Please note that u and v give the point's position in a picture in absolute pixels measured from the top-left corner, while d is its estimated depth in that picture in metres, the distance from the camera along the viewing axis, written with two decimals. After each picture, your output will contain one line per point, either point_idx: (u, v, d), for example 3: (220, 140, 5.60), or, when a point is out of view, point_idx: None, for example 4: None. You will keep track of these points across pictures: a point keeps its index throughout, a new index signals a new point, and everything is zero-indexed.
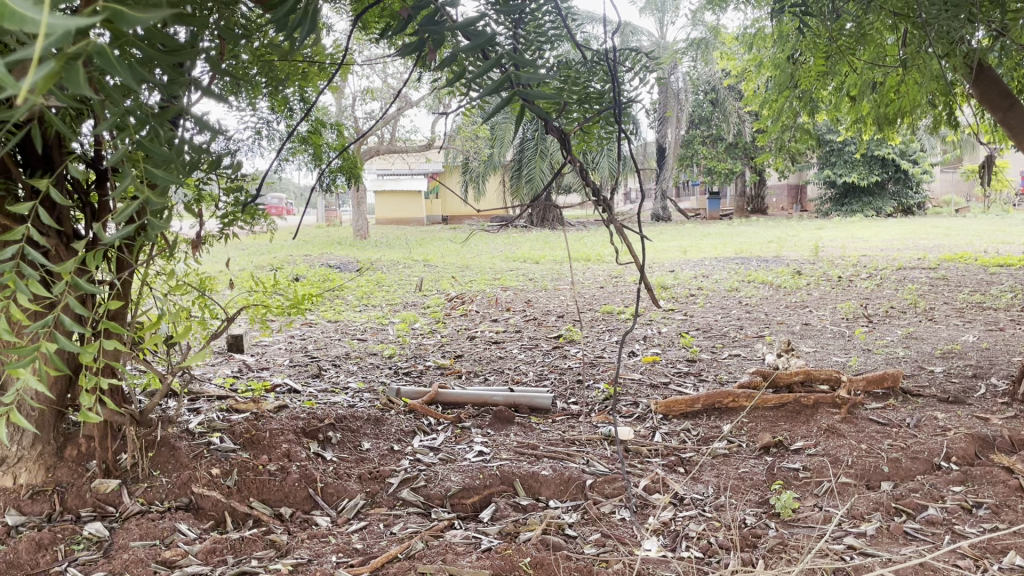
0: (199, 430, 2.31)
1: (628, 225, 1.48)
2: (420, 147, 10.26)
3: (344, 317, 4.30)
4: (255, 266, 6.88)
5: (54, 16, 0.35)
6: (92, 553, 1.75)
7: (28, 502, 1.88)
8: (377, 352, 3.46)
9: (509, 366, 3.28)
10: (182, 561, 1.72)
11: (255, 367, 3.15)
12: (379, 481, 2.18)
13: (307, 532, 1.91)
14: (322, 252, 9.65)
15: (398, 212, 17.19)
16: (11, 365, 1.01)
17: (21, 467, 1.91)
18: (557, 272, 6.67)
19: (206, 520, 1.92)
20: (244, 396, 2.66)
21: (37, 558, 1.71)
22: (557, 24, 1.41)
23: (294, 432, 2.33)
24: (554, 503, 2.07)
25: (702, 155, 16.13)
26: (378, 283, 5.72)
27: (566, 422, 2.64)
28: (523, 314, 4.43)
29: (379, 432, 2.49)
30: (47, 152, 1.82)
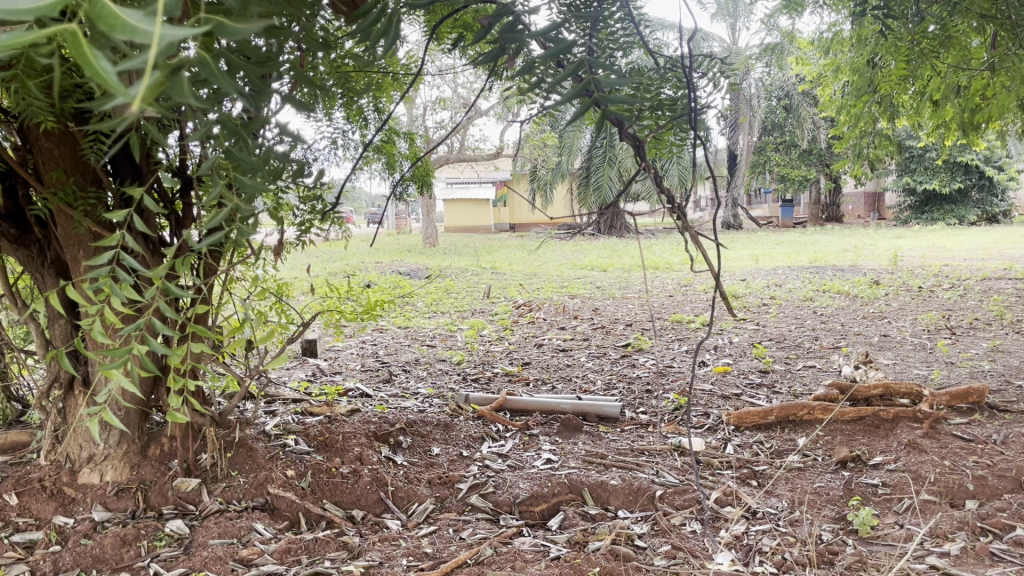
0: (275, 432, 2.37)
1: (704, 234, 1.45)
2: (489, 155, 10.34)
3: (414, 323, 4.36)
4: (327, 273, 7.04)
5: (165, 27, 0.37)
6: (173, 549, 1.81)
7: (114, 498, 1.96)
8: (446, 359, 3.49)
9: (577, 374, 3.27)
10: (259, 560, 1.77)
11: (328, 371, 3.22)
12: (448, 487, 2.19)
13: (378, 535, 1.93)
14: (393, 260, 9.80)
15: (466, 220, 17.32)
16: (105, 366, 1.05)
17: (107, 466, 2.01)
18: (625, 280, 6.63)
19: (281, 520, 1.97)
20: (318, 400, 2.72)
21: (121, 553, 1.78)
22: (629, 32, 1.41)
23: (366, 436, 2.37)
24: (622, 513, 2.05)
25: (775, 162, 15.84)
26: (447, 290, 5.78)
27: (635, 432, 2.62)
28: (591, 321, 4.42)
29: (449, 437, 2.51)
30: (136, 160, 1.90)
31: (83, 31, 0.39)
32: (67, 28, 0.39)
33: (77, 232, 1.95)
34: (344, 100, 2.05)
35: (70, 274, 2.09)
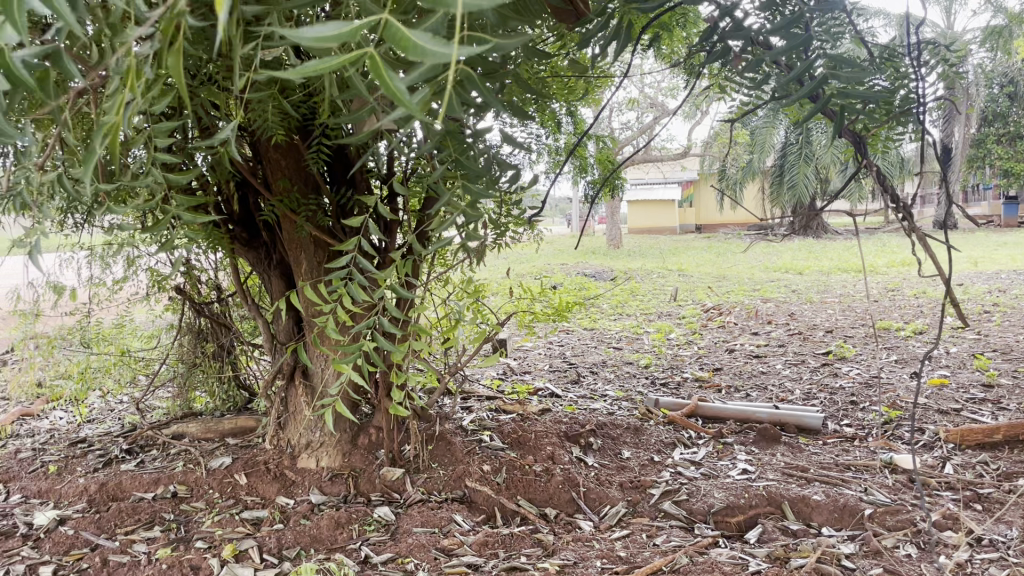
0: (471, 427, 2.46)
1: (933, 236, 1.35)
2: (674, 155, 10.19)
3: (600, 325, 4.37)
4: (514, 274, 7.21)
5: (455, 46, 0.38)
6: (381, 534, 1.92)
7: (329, 483, 2.12)
8: (633, 361, 3.47)
9: (773, 381, 3.14)
10: (458, 551, 1.83)
11: (518, 370, 3.30)
12: (640, 491, 2.17)
13: (572, 535, 1.94)
14: (578, 261, 9.88)
15: (648, 221, 17.15)
16: (341, 361, 1.14)
17: (323, 452, 2.19)
18: (822, 283, 6.29)
19: (478, 513, 2.03)
20: (510, 398, 2.80)
21: (335, 535, 1.91)
22: (848, 21, 1.34)
23: (558, 436, 2.40)
24: (826, 531, 1.94)
25: (994, 155, 14.41)
26: (633, 292, 5.75)
27: (839, 445, 2.47)
28: (787, 327, 4.22)
29: (639, 441, 2.49)
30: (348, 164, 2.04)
31: (380, 54, 0.42)
32: (367, 54, 0.42)
33: (299, 236, 2.12)
34: (540, 104, 2.09)
35: (292, 274, 2.27)
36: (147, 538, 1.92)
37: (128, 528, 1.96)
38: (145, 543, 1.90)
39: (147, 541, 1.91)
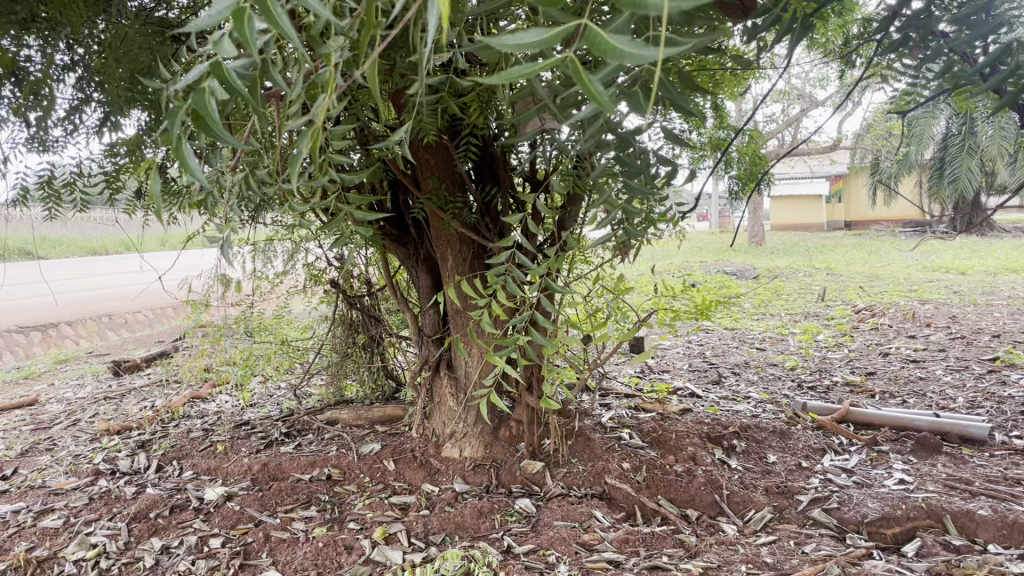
0: (610, 425, 2.46)
1: None
2: (820, 150, 9.75)
3: (742, 325, 4.26)
4: (651, 272, 7.13)
5: (654, 46, 0.39)
6: (523, 526, 1.95)
7: (471, 473, 2.18)
8: (778, 363, 3.37)
9: (932, 388, 2.95)
10: (599, 546, 1.83)
11: (657, 369, 3.27)
12: (787, 497, 2.10)
13: (715, 537, 1.89)
14: (717, 259, 9.65)
15: (791, 218, 16.51)
16: (500, 353, 1.18)
17: (466, 442, 2.25)
18: (988, 285, 5.85)
19: (618, 511, 2.02)
20: (650, 396, 2.78)
21: (478, 523, 1.96)
22: None
23: (699, 436, 2.37)
24: (994, 548, 1.81)
25: None
26: (776, 291, 5.56)
27: (1009, 458, 2.30)
28: (947, 330, 3.96)
29: (786, 445, 2.42)
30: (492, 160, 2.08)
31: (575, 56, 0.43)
32: (563, 57, 0.43)
33: (446, 232, 2.18)
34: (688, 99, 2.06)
35: (438, 269, 2.35)
36: (305, 517, 2.04)
37: (288, 506, 2.09)
38: (303, 521, 2.02)
39: (305, 519, 2.03)
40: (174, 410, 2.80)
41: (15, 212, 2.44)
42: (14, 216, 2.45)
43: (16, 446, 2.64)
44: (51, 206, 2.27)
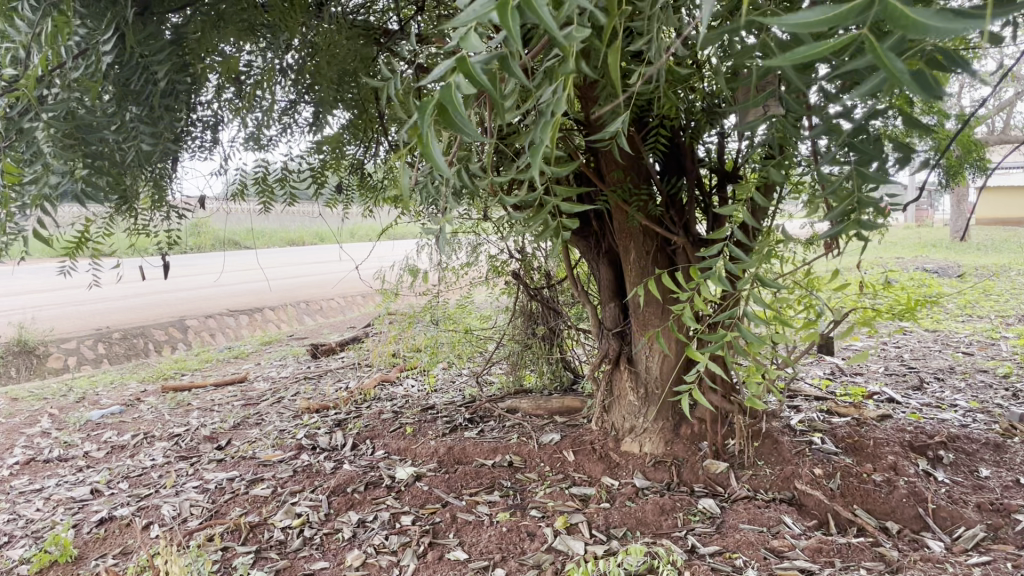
0: (800, 428, 2.36)
1: None
2: None
3: (946, 328, 3.94)
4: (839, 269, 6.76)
5: (956, 17, 0.38)
6: (707, 526, 1.89)
7: (652, 469, 2.15)
8: (989, 369, 3.08)
9: None
10: (790, 554, 1.74)
11: (849, 371, 3.10)
12: (1003, 515, 1.89)
13: (919, 553, 1.73)
14: (914, 255, 8.97)
15: None
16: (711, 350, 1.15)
17: (646, 438, 2.22)
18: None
19: (809, 518, 1.92)
20: (843, 400, 2.63)
21: (660, 521, 1.93)
22: None
23: (900, 445, 2.22)
24: None
25: None
26: (986, 291, 5.10)
27: None
28: None
29: (1001, 460, 2.21)
30: (676, 148, 2.01)
31: (874, 31, 0.43)
32: (858, 36, 0.43)
33: (630, 226, 2.13)
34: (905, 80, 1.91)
35: (620, 262, 2.31)
36: (489, 501, 2.09)
37: (472, 489, 2.16)
38: (487, 505, 2.07)
39: (489, 503, 2.08)
40: (366, 393, 2.96)
41: (232, 207, 2.68)
42: (231, 210, 2.69)
43: (230, 419, 2.90)
44: (264, 199, 2.47)
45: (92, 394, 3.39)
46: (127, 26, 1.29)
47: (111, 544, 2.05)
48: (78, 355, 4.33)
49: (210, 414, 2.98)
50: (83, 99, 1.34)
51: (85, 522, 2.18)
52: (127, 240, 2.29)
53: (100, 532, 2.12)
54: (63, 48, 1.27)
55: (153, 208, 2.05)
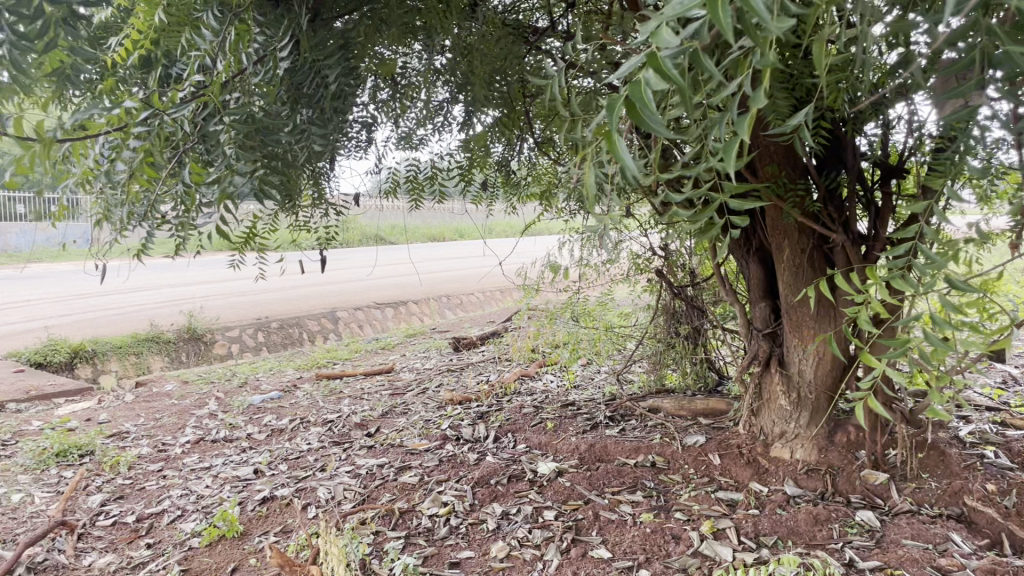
0: (970, 441, 2.20)
1: None
2: None
3: None
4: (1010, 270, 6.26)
5: None
6: (865, 539, 1.79)
7: (804, 476, 2.07)
8: None
9: None
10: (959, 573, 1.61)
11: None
12: None
13: None
14: None
15: None
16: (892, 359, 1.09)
17: (798, 444, 2.14)
18: None
19: (980, 537, 1.76)
20: (1019, 411, 2.44)
21: (814, 531, 1.85)
22: None
23: None
24: None
25: None
26: None
27: None
28: None
29: None
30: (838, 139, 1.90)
31: None
32: None
33: (784, 223, 2.03)
34: None
35: (772, 260, 2.23)
36: (632, 500, 2.07)
37: (615, 488, 2.14)
38: (630, 504, 2.05)
39: (632, 503, 2.06)
40: (507, 387, 3.00)
41: (384, 204, 2.78)
42: (383, 207, 2.79)
43: (378, 408, 3.01)
44: (413, 197, 2.55)
45: (253, 379, 3.61)
46: (302, 32, 1.35)
47: (272, 522, 2.18)
48: (240, 342, 4.61)
49: (360, 402, 3.11)
50: (261, 103, 1.42)
51: (249, 500, 2.33)
52: (289, 236, 2.42)
53: (262, 510, 2.25)
54: (244, 55, 1.36)
55: (315, 205, 2.16)
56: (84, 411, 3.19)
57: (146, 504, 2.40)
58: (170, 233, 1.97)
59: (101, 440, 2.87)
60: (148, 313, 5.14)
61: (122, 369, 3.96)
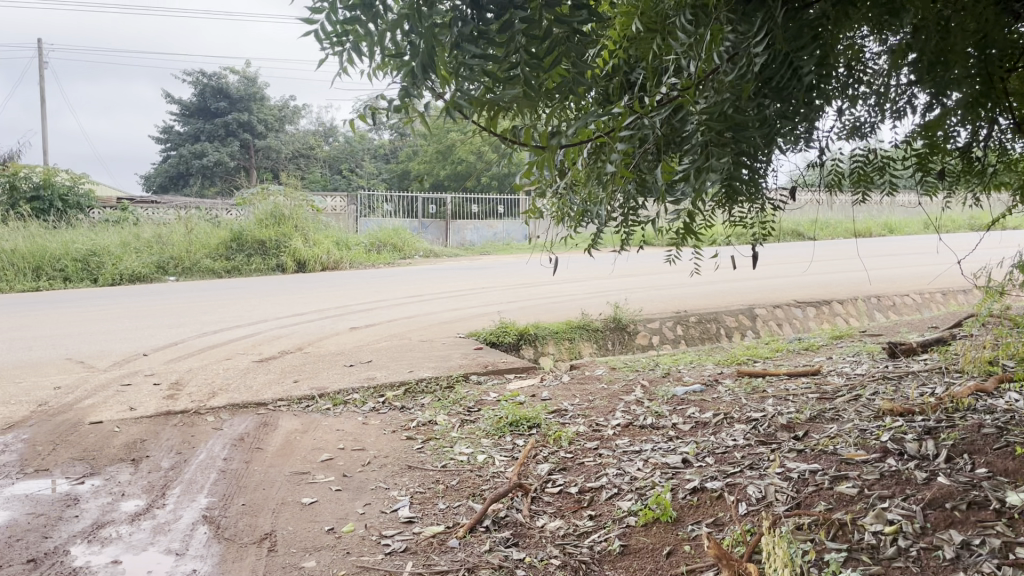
0: None
1: None
2: None
3: None
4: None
5: None
6: None
7: None
8: None
9: None
10: None
11: None
12: None
13: None
14: None
15: None
16: None
17: None
18: None
19: None
20: None
21: None
22: None
23: None
24: None
25: None
26: None
27: None
28: None
29: None
30: None
31: None
32: None
33: None
34: None
35: None
36: None
37: None
38: None
39: None
40: (959, 401, 2.66)
41: (824, 198, 2.65)
42: (822, 200, 2.67)
43: (807, 411, 2.88)
44: (860, 189, 2.39)
45: (676, 370, 3.72)
46: (777, 27, 1.31)
47: (704, 512, 2.22)
48: (661, 334, 4.77)
49: (786, 403, 3.02)
50: (734, 102, 1.42)
51: (681, 487, 2.40)
52: (726, 231, 2.43)
53: (694, 499, 2.31)
54: (715, 54, 1.38)
55: (757, 202, 2.13)
56: (530, 388, 3.58)
57: (586, 478, 2.61)
58: (619, 227, 2.10)
59: (545, 415, 3.19)
60: (579, 302, 5.58)
61: (558, 353, 4.34)
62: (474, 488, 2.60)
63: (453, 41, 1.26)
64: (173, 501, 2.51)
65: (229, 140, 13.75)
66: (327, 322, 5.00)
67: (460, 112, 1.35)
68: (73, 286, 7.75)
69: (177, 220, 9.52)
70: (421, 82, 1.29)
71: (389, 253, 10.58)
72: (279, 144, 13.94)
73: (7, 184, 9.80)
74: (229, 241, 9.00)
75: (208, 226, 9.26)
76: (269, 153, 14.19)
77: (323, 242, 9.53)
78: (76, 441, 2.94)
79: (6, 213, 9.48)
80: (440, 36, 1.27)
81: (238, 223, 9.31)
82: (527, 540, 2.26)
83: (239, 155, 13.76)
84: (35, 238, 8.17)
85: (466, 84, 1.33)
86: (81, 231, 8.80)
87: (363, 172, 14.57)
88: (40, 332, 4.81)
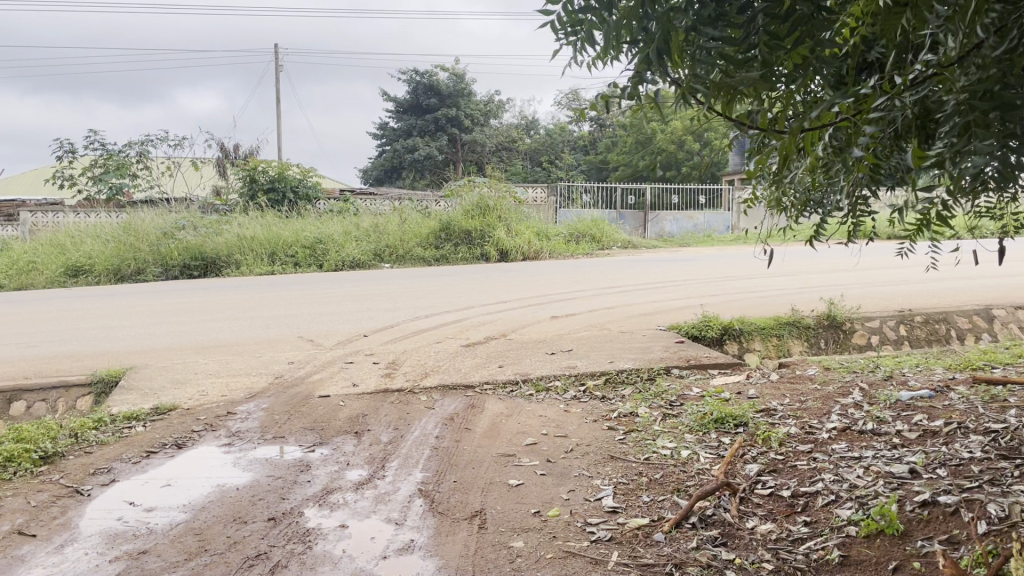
0: None
1: None
2: None
3: None
4: None
5: None
6: None
7: None
8: None
9: None
10: None
11: None
12: None
13: None
14: None
15: None
16: None
17: None
18: None
19: None
20: None
21: None
22: None
23: None
24: None
25: None
26: None
27: None
28: None
29: None
30: None
31: None
32: None
33: None
34: None
35: None
36: None
37: None
38: None
39: None
40: None
41: None
42: None
43: None
44: None
45: (900, 373, 3.46)
46: None
47: (936, 528, 2.05)
48: (881, 334, 4.44)
49: None
50: (1001, 79, 1.29)
51: (908, 499, 2.22)
52: (968, 223, 2.23)
53: (924, 513, 2.13)
54: (979, 27, 1.26)
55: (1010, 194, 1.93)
56: (736, 385, 3.46)
57: (799, 482, 2.49)
58: (846, 217, 1.98)
59: (752, 413, 3.07)
60: (789, 297, 5.33)
61: (765, 350, 4.17)
62: (678, 483, 2.55)
63: (688, 24, 1.24)
64: (391, 473, 2.67)
65: (438, 135, 14.43)
66: (530, 310, 5.12)
67: (693, 96, 1.33)
68: (302, 270, 8.44)
69: (392, 211, 10.13)
70: (655, 66, 1.28)
71: (587, 243, 10.63)
72: (484, 137, 14.43)
73: (249, 177, 10.88)
74: (438, 231, 9.45)
75: (418, 217, 9.77)
76: (474, 146, 14.74)
77: (524, 233, 9.75)
78: (307, 412, 3.21)
79: (247, 204, 10.53)
80: (675, 20, 1.26)
81: (447, 214, 9.74)
82: (737, 541, 2.19)
83: (447, 149, 14.40)
84: (271, 226, 9.01)
85: (700, 68, 1.31)
86: (309, 220, 9.58)
87: (563, 164, 14.75)
88: (277, 312, 5.31)
